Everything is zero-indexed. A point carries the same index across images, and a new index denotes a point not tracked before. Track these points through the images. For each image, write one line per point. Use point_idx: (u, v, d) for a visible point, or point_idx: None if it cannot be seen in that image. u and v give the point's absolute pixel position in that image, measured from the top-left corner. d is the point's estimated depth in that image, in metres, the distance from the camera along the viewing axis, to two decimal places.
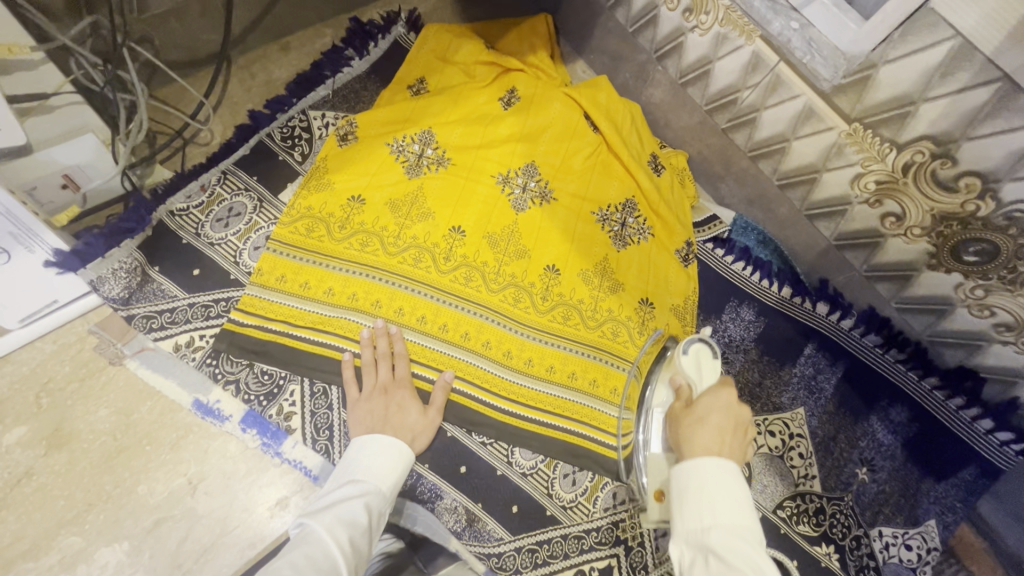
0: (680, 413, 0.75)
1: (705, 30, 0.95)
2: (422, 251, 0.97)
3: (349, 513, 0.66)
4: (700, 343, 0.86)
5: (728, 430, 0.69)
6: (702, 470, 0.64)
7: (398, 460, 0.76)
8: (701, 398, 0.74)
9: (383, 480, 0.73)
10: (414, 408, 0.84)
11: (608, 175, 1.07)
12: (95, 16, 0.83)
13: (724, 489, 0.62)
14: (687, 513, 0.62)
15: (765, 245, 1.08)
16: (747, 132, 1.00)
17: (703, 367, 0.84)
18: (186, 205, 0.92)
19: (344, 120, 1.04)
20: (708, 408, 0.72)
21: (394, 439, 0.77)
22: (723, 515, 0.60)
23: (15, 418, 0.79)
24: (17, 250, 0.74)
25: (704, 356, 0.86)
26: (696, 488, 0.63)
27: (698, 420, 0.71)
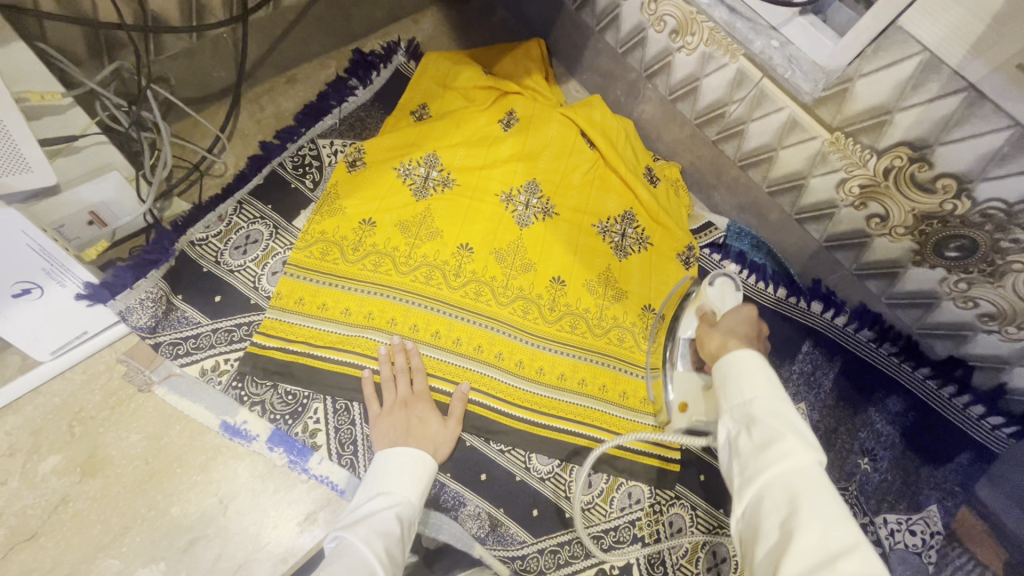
0: (707, 330, 0.81)
1: (691, 50, 1.00)
2: (433, 268, 1.02)
3: (382, 523, 0.69)
4: (725, 277, 0.90)
5: (750, 334, 0.75)
6: (738, 358, 0.67)
7: (422, 470, 0.79)
8: (725, 316, 0.81)
9: (409, 490, 0.77)
10: (434, 419, 0.87)
11: (606, 188, 1.12)
12: (118, 62, 0.88)
13: (762, 369, 0.64)
14: (729, 394, 0.64)
15: (759, 249, 1.13)
16: (736, 143, 1.05)
17: (726, 294, 0.89)
18: (205, 235, 0.95)
19: (352, 147, 1.08)
20: (732, 322, 0.79)
21: (416, 449, 0.81)
22: (763, 388, 0.62)
23: (50, 447, 0.81)
24: (49, 285, 0.77)
25: (728, 286, 0.90)
26: (735, 371, 0.65)
27: (725, 332, 0.77)
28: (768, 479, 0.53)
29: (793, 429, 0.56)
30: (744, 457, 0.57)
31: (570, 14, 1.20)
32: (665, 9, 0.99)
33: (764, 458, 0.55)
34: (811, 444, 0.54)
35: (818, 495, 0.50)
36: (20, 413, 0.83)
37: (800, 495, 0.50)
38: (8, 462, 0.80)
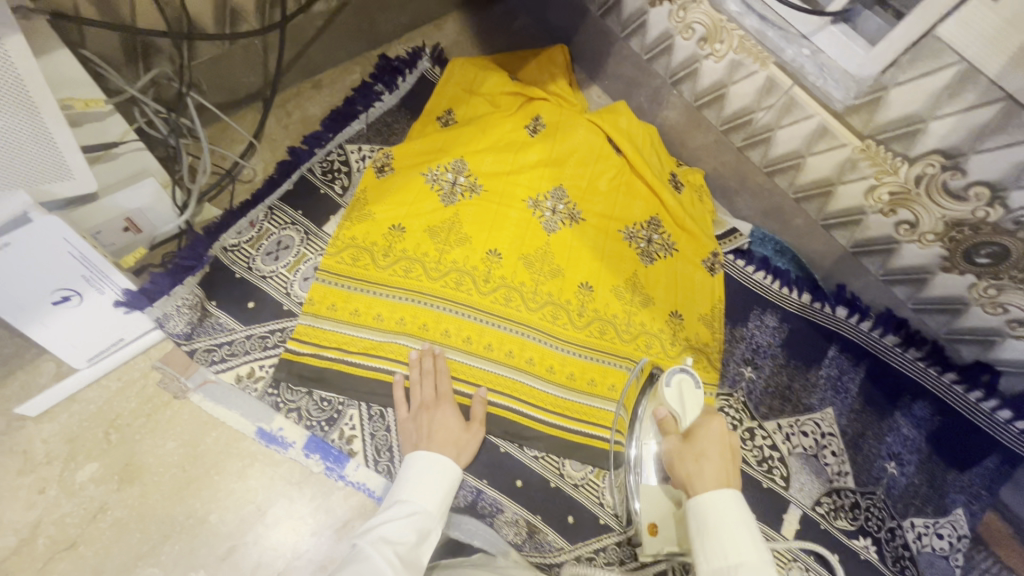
0: (679, 448, 0.76)
1: (720, 57, 1.01)
2: (463, 275, 1.02)
3: (400, 533, 0.69)
4: (682, 373, 0.88)
5: (721, 457, 0.72)
6: (722, 501, 0.66)
7: (444, 479, 0.78)
8: (697, 433, 0.77)
9: (430, 499, 0.75)
10: (454, 426, 0.86)
11: (633, 194, 1.13)
12: (158, 69, 0.88)
13: (747, 525, 0.64)
14: (710, 552, 0.64)
15: (783, 254, 1.14)
16: (762, 150, 1.06)
17: (685, 396, 0.86)
18: (237, 241, 0.95)
19: (380, 153, 1.09)
20: (704, 442, 0.74)
21: (437, 455, 0.79)
22: (744, 551, 0.62)
23: (87, 455, 0.81)
24: (88, 292, 0.78)
25: (688, 385, 0.87)
26: (717, 526, 0.64)
27: (699, 455, 0.73)
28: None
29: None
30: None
31: (594, 20, 1.20)
32: (694, 17, 1.00)
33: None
34: None
35: None
36: (56, 420, 0.83)
37: None
38: (45, 470, 0.80)
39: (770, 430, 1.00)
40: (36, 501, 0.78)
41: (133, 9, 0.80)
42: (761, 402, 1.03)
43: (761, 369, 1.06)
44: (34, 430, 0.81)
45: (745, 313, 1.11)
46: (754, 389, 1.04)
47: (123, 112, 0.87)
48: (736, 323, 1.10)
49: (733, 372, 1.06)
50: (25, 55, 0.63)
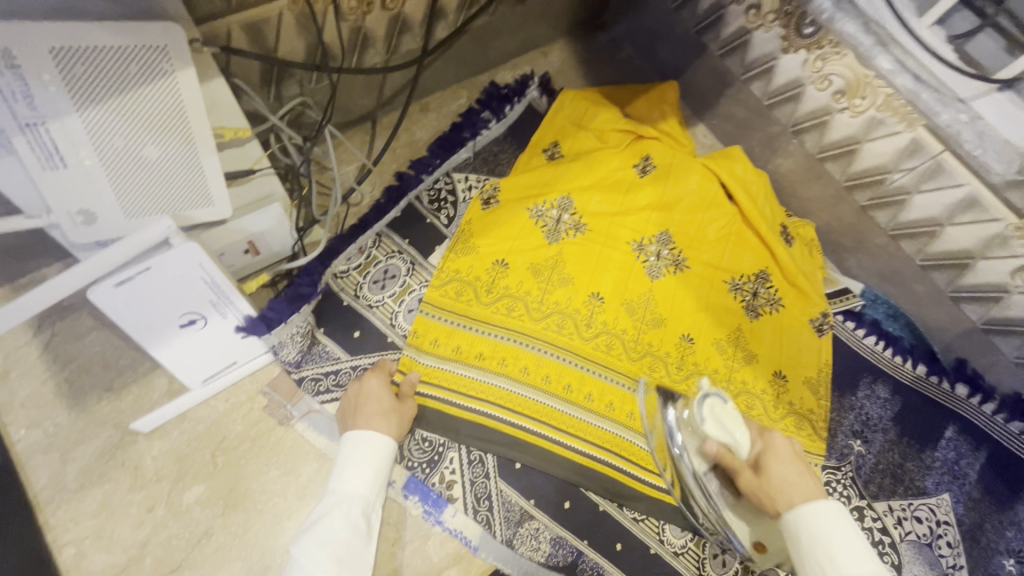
0: (756, 482, 0.73)
1: (857, 112, 0.96)
2: (565, 318, 0.99)
3: (331, 530, 0.67)
4: (711, 399, 0.76)
5: (799, 471, 0.72)
6: (816, 513, 0.66)
7: (371, 459, 0.73)
8: (764, 457, 0.74)
9: (359, 483, 0.72)
10: (382, 397, 0.81)
11: (742, 245, 1.08)
12: (299, 98, 0.90)
13: (844, 533, 0.64)
14: (810, 564, 0.64)
15: (895, 319, 1.08)
16: (892, 212, 1.02)
17: (725, 421, 0.75)
18: (346, 267, 0.95)
19: (487, 184, 1.06)
20: (779, 464, 0.73)
21: (363, 432, 0.75)
22: (846, 559, 0.62)
23: (194, 476, 0.82)
24: (212, 316, 0.77)
25: (724, 410, 0.76)
26: (811, 538, 0.65)
27: (782, 486, 0.71)
28: None
29: None
30: None
31: (712, 58, 1.15)
32: (834, 69, 0.94)
33: None
34: None
35: None
36: (167, 437, 0.83)
37: None
38: (154, 488, 0.81)
39: (880, 511, 0.95)
40: (145, 519, 0.79)
41: (277, 36, 0.80)
42: (870, 480, 0.98)
43: (870, 444, 1.00)
44: (145, 447, 0.82)
45: (854, 381, 1.05)
46: (863, 465, 0.99)
47: (262, 138, 0.89)
48: (844, 390, 1.04)
49: (841, 445, 1.00)
50: (192, 86, 0.63)
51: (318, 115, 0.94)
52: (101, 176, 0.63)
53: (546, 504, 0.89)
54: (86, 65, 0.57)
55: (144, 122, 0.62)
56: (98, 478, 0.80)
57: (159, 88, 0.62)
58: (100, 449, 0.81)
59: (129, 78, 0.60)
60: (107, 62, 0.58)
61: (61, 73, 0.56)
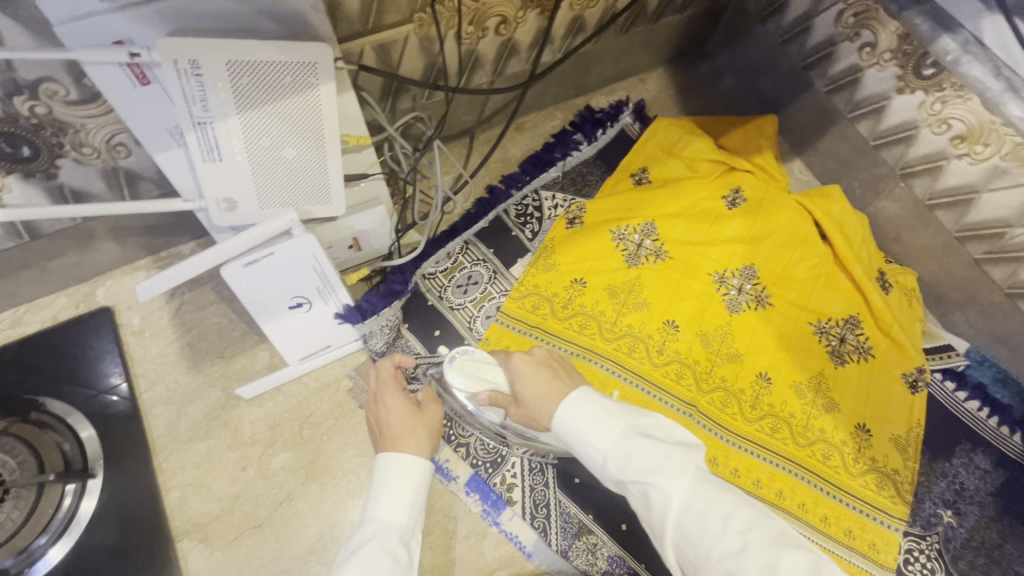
0: (524, 412, 0.71)
1: (978, 159, 0.90)
2: (637, 340, 0.99)
3: (374, 557, 0.64)
4: (460, 356, 0.77)
5: (546, 379, 0.70)
6: (569, 409, 0.65)
7: (411, 482, 0.71)
8: (519, 384, 0.71)
9: (399, 510, 0.69)
10: (404, 413, 0.79)
11: (832, 288, 1.04)
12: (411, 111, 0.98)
13: (590, 413, 0.64)
14: (586, 457, 0.64)
15: (1005, 385, 0.99)
16: (1010, 269, 0.95)
17: (477, 372, 0.76)
18: (434, 270, 1.02)
19: (573, 205, 1.10)
20: (530, 384, 0.70)
21: (396, 451, 0.73)
22: (600, 439, 0.62)
23: (283, 445, 0.90)
24: (317, 301, 0.86)
25: (475, 362, 0.77)
26: (572, 435, 0.64)
27: (539, 397, 0.69)
28: (672, 532, 0.57)
29: (648, 466, 0.58)
30: (645, 515, 0.60)
31: (817, 94, 1.13)
32: (954, 113, 0.90)
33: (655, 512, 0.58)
34: (671, 471, 0.58)
35: (700, 524, 0.56)
36: (263, 405, 0.92)
37: (703, 531, 0.55)
38: (249, 449, 0.90)
39: None
40: (238, 476, 0.88)
41: (401, 55, 0.88)
42: (960, 556, 0.90)
43: (964, 517, 0.92)
44: (245, 411, 0.92)
45: (950, 447, 0.96)
46: (953, 538, 0.91)
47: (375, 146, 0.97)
48: (938, 455, 0.96)
49: (928, 513, 0.92)
50: (331, 100, 0.71)
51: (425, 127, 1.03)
52: (246, 169, 0.73)
53: (604, 522, 0.89)
54: (250, 76, 0.65)
55: (285, 127, 0.71)
56: (205, 434, 0.90)
57: (304, 99, 0.70)
58: (208, 409, 0.92)
59: (282, 89, 0.68)
60: (267, 75, 0.66)
61: (231, 82, 0.65)
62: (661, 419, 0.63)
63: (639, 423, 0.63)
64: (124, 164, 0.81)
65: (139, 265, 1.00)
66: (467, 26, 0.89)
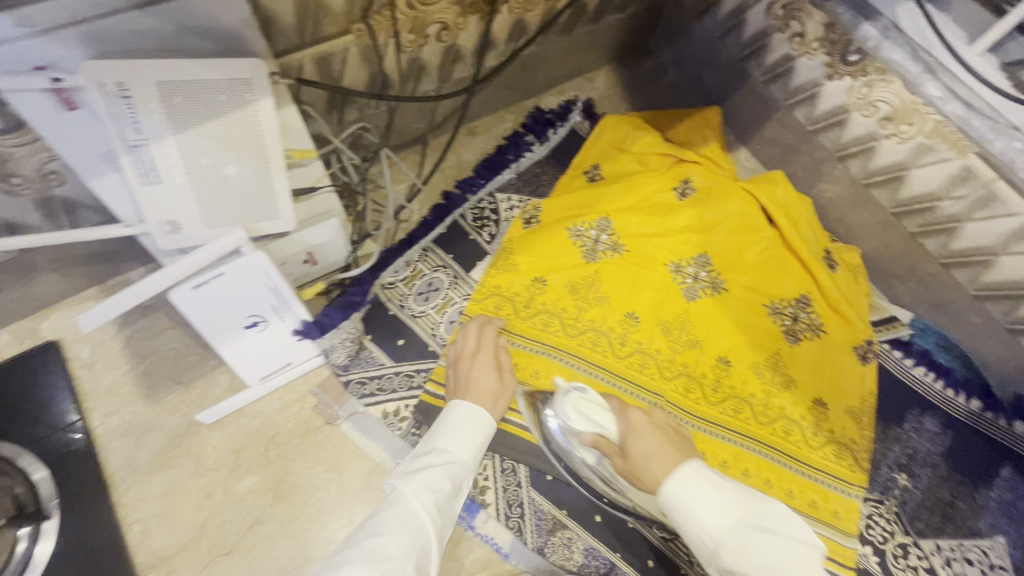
0: (629, 467, 0.72)
1: (905, 139, 0.95)
2: (600, 335, 1.01)
3: (435, 481, 0.67)
4: (575, 394, 0.79)
5: (659, 441, 0.71)
6: (679, 485, 0.64)
7: (478, 430, 0.75)
8: (626, 440, 0.73)
9: (466, 450, 0.72)
10: (490, 379, 0.83)
11: (783, 269, 1.07)
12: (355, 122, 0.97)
13: (707, 494, 0.62)
14: (694, 540, 0.63)
15: (948, 350, 1.05)
16: (942, 240, 1.00)
17: (589, 413, 0.77)
18: (394, 279, 1.01)
19: (529, 205, 1.11)
20: (639, 442, 0.72)
21: (476, 408, 0.76)
22: (712, 525, 0.60)
23: (248, 467, 0.88)
24: (273, 319, 0.84)
25: (587, 402, 0.78)
26: (681, 513, 0.63)
27: (646, 457, 0.70)
28: None
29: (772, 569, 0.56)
30: None
31: (755, 84, 1.17)
32: (880, 96, 0.95)
33: None
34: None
35: None
36: (226, 429, 0.90)
37: None
38: (213, 476, 0.88)
39: (927, 550, 0.91)
40: (203, 504, 0.86)
41: (343, 67, 0.88)
42: (916, 516, 0.93)
43: (918, 479, 0.96)
44: (207, 437, 0.90)
45: (901, 413, 1.01)
46: (909, 500, 0.95)
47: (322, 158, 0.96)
48: (890, 422, 1.01)
49: (885, 478, 0.96)
50: (270, 115, 0.71)
51: (374, 137, 1.03)
52: (187, 190, 0.72)
53: (577, 515, 0.90)
54: (183, 95, 0.64)
55: (225, 145, 0.70)
56: (165, 464, 0.88)
57: (242, 116, 0.69)
58: (168, 437, 0.89)
59: (217, 107, 0.67)
60: (200, 93, 0.65)
61: (162, 102, 0.64)
62: (784, 514, 0.61)
63: (758, 515, 0.61)
64: (59, 193, 0.78)
65: (85, 295, 0.96)
66: (408, 34, 0.89)
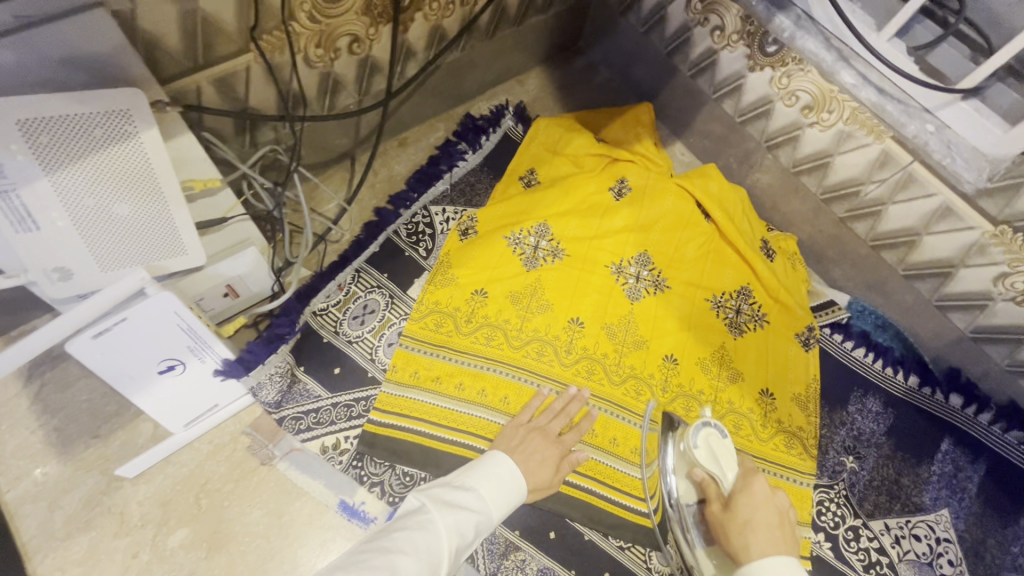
0: (723, 521, 0.66)
1: (826, 126, 0.97)
2: (545, 344, 0.99)
3: (465, 525, 0.63)
4: (711, 428, 0.72)
5: (776, 521, 0.65)
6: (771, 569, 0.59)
7: (511, 492, 0.71)
8: (738, 496, 0.68)
9: (496, 505, 0.69)
10: (547, 467, 0.79)
11: (722, 262, 1.08)
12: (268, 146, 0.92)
13: None
14: None
15: (884, 329, 1.07)
16: (870, 223, 1.01)
17: (718, 452, 0.70)
18: (326, 304, 0.96)
19: (464, 216, 1.08)
20: (751, 508, 0.66)
21: (520, 476, 0.72)
22: None
23: (178, 520, 0.83)
24: (191, 361, 0.79)
25: (723, 445, 0.71)
26: None
27: (746, 526, 0.64)
28: None
29: None
30: None
31: (683, 79, 1.17)
32: (799, 85, 0.96)
33: None
34: None
35: None
36: (151, 482, 0.84)
37: None
38: (139, 533, 0.82)
39: (877, 530, 0.92)
40: (130, 565, 0.80)
41: (248, 88, 0.83)
42: (864, 498, 0.95)
43: (864, 460, 0.98)
44: (131, 492, 0.84)
45: (844, 395, 1.03)
46: (856, 482, 0.96)
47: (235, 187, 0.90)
48: (835, 406, 1.02)
49: (832, 463, 0.97)
50: (158, 147, 0.67)
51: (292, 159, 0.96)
52: (73, 236, 0.65)
53: (530, 534, 0.89)
54: (52, 134, 0.60)
55: (111, 183, 0.65)
56: (85, 526, 0.81)
57: (125, 150, 0.65)
58: (86, 497, 0.83)
59: (94, 143, 0.63)
60: (73, 130, 0.61)
61: (28, 143, 0.59)
62: None
63: None
64: None
65: None
66: (315, 49, 0.85)
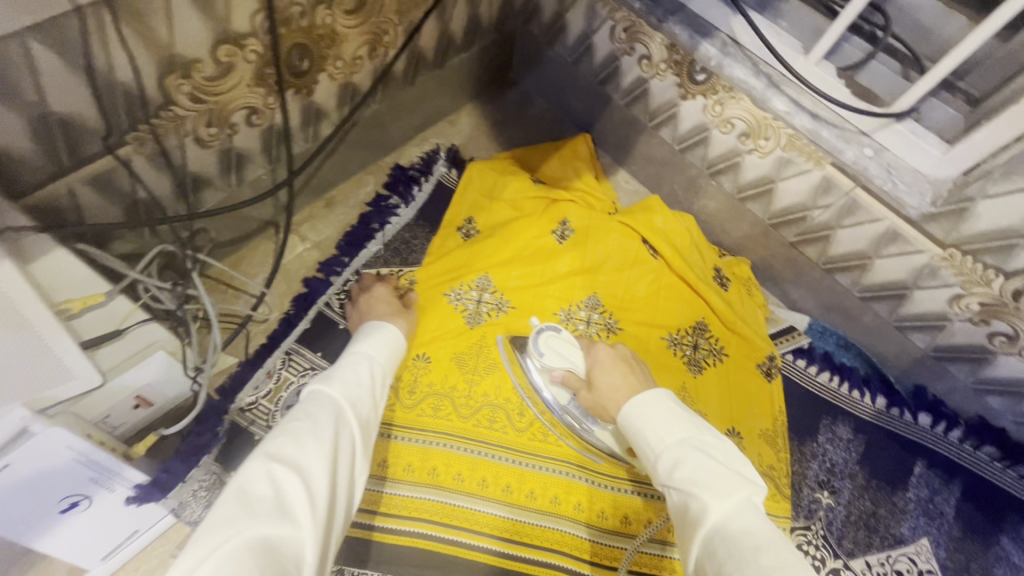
0: (593, 400, 0.76)
1: (765, 153, 0.92)
2: (495, 409, 0.92)
3: (354, 372, 0.63)
4: (547, 331, 0.86)
5: (624, 373, 0.75)
6: (636, 407, 0.66)
7: (392, 342, 0.72)
8: (593, 373, 0.77)
9: (381, 351, 0.69)
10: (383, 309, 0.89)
11: (675, 297, 1.03)
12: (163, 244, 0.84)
13: (660, 415, 0.63)
14: (643, 454, 0.63)
15: (847, 349, 1.04)
16: (820, 247, 0.98)
17: (559, 348, 0.84)
18: (254, 397, 0.89)
19: (400, 276, 1.01)
20: (604, 375, 0.75)
21: (388, 326, 0.75)
22: (660, 438, 0.61)
23: None
24: (98, 493, 0.70)
25: (560, 340, 0.85)
26: (637, 432, 0.64)
27: (611, 390, 0.73)
28: (700, 550, 0.51)
29: (704, 479, 0.54)
30: (678, 526, 0.56)
31: (618, 107, 1.12)
32: (733, 113, 0.91)
33: (688, 522, 0.54)
34: (726, 482, 0.54)
35: (738, 544, 0.49)
36: None
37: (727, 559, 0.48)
38: None
39: (858, 570, 0.88)
40: None
41: (133, 179, 0.75)
42: (843, 535, 0.90)
43: (840, 494, 0.93)
44: None
45: (814, 425, 0.99)
46: (834, 519, 0.91)
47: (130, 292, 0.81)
48: (805, 438, 0.98)
49: (808, 501, 0.93)
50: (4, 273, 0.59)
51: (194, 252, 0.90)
52: None
53: None
54: None
55: None
56: None
57: None
58: None
59: None
60: None
61: None
62: (727, 446, 0.59)
63: (703, 440, 0.59)
64: None
65: None
66: (206, 128, 0.77)
